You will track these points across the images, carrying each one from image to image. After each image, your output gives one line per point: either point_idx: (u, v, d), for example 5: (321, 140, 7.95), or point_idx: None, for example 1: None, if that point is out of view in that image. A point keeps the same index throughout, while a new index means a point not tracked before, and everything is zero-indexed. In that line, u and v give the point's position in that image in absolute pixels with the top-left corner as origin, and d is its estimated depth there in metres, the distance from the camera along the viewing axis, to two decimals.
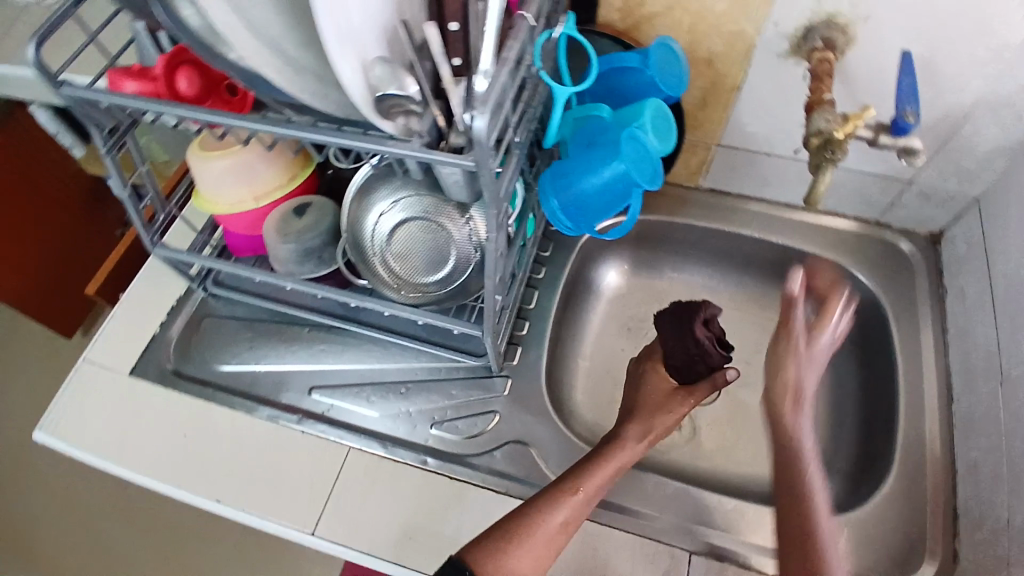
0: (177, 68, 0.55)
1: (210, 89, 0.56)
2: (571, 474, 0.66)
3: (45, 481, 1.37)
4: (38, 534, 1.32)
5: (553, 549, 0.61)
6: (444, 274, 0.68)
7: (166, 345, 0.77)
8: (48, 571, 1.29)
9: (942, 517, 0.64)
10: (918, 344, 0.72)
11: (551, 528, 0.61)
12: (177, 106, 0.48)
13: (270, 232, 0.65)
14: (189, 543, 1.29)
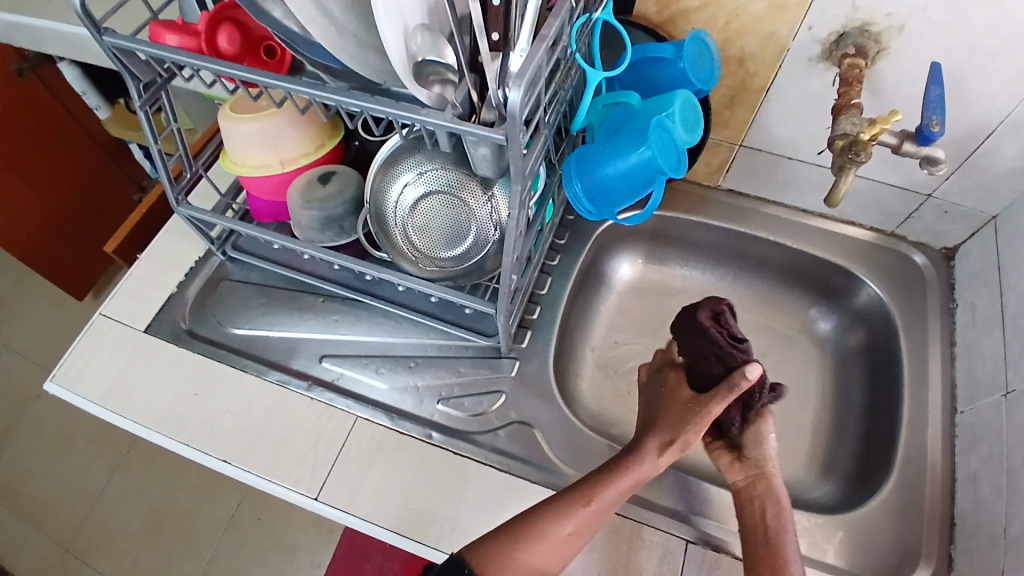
0: (219, 26, 0.61)
1: (248, 48, 0.62)
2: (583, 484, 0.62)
3: (107, 435, 1.54)
4: (104, 485, 1.48)
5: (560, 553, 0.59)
6: (461, 252, 0.67)
7: (182, 305, 0.83)
8: (110, 514, 1.45)
9: (939, 522, 0.70)
10: (925, 355, 0.79)
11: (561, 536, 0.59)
12: (222, 64, 0.54)
13: (295, 197, 0.71)
14: (216, 494, 1.46)
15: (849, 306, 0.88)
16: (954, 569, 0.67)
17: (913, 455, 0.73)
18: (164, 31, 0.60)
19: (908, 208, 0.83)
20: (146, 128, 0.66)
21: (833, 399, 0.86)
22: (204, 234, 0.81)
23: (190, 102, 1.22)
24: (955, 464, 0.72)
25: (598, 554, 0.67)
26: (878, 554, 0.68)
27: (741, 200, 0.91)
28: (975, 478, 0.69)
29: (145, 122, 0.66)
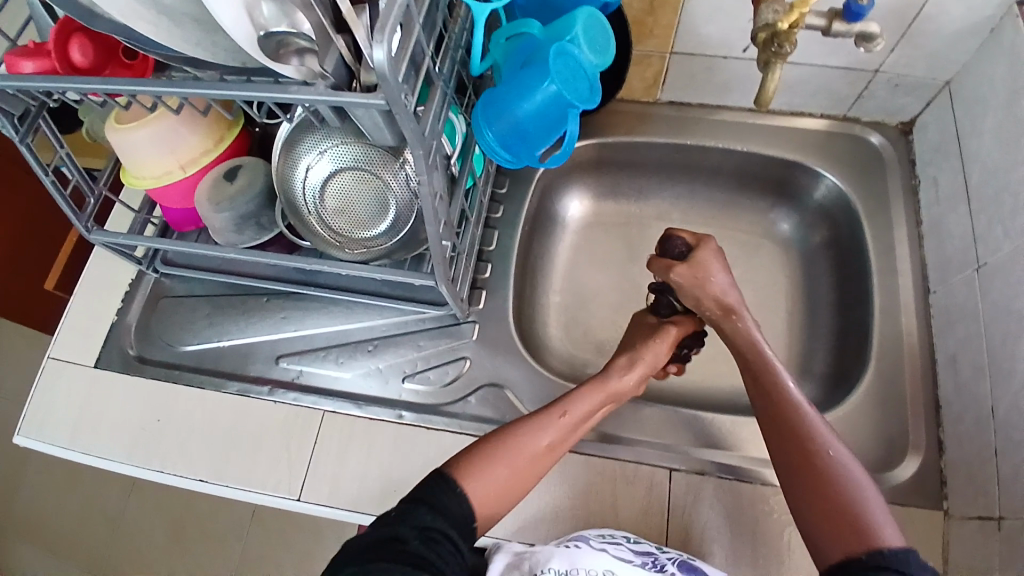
0: (69, 38, 0.54)
1: (106, 57, 0.56)
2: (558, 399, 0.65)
3: None
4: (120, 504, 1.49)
5: (535, 467, 0.60)
6: (387, 227, 0.62)
7: (127, 331, 0.80)
8: (134, 530, 1.47)
9: (924, 408, 0.69)
10: (892, 239, 0.77)
11: (538, 447, 0.61)
12: (75, 80, 0.48)
13: (202, 202, 0.67)
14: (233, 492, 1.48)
15: (811, 202, 0.85)
16: (943, 451, 0.67)
17: (890, 345, 0.72)
18: (19, 59, 0.54)
19: (858, 87, 0.78)
20: (33, 164, 0.61)
21: (807, 300, 0.83)
22: (128, 256, 0.77)
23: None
24: (933, 346, 0.71)
25: (589, 503, 0.66)
26: (866, 449, 0.68)
27: (684, 111, 0.86)
28: (954, 358, 0.68)
29: (31, 158, 0.61)
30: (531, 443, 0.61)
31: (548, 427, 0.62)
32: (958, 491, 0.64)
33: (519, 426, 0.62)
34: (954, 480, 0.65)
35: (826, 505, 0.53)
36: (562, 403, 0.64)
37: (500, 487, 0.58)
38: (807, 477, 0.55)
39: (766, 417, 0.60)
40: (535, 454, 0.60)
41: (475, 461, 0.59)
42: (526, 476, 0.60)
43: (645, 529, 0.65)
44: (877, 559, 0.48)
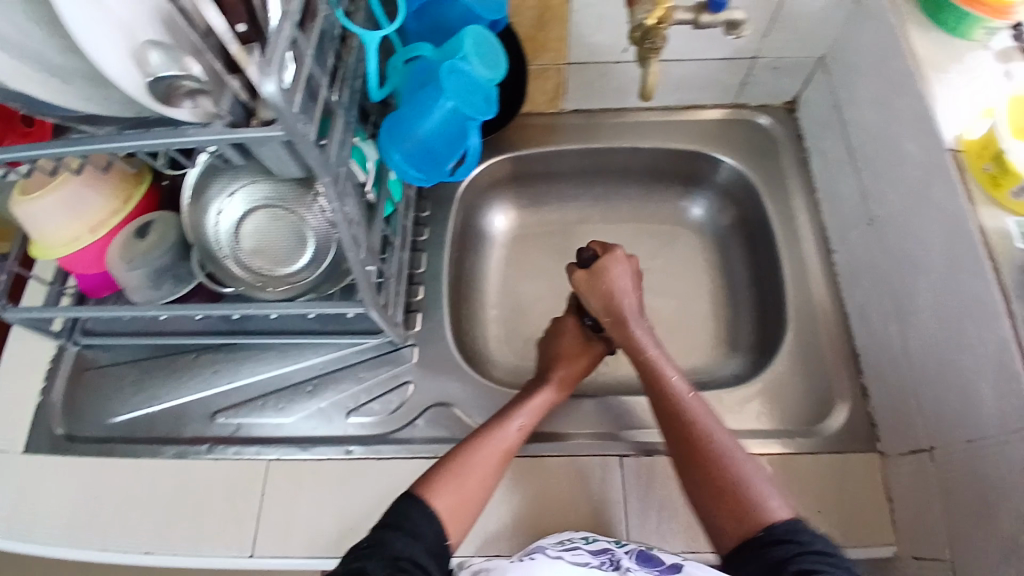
0: None
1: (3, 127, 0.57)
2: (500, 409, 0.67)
3: None
4: None
5: (491, 474, 0.61)
6: (308, 261, 0.62)
7: (52, 411, 0.76)
8: None
9: (845, 359, 0.74)
10: (793, 209, 0.82)
11: (492, 456, 0.62)
12: None
13: (112, 262, 0.66)
14: None
15: (716, 186, 0.90)
16: (869, 395, 0.72)
17: (804, 305, 0.77)
18: None
19: (740, 75, 0.84)
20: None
21: (728, 278, 0.88)
22: (42, 331, 0.73)
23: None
24: (843, 300, 0.77)
25: (550, 503, 0.67)
26: (794, 404, 0.73)
27: (588, 117, 0.90)
28: (864, 309, 0.73)
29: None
30: (485, 453, 0.62)
31: (495, 436, 0.64)
32: (888, 431, 0.69)
33: (466, 440, 0.63)
34: (883, 422, 0.69)
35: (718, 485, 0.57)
36: (513, 410, 0.66)
37: (465, 497, 0.59)
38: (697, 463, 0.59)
39: (659, 408, 0.64)
40: (488, 461, 0.62)
41: (433, 479, 0.59)
42: (485, 486, 0.61)
43: (609, 519, 0.66)
44: (777, 534, 0.53)
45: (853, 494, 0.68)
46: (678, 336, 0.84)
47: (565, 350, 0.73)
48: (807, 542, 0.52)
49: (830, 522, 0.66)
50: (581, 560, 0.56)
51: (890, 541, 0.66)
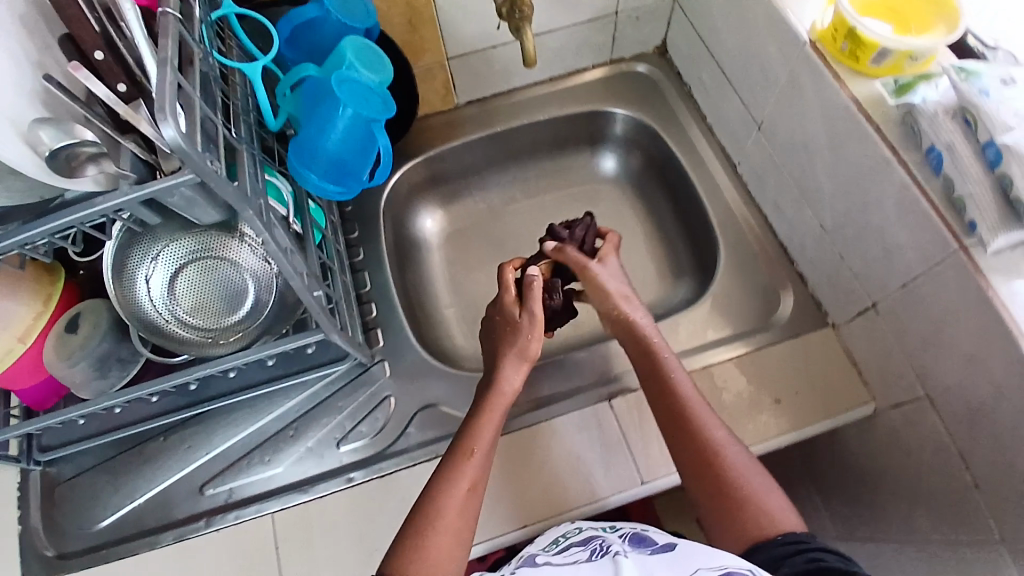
0: None
1: None
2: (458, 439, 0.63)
3: None
4: None
5: (466, 522, 0.58)
6: (251, 305, 0.62)
7: (34, 535, 0.72)
8: None
9: (775, 255, 0.79)
10: (690, 140, 0.88)
11: (460, 499, 0.58)
12: None
13: (50, 363, 0.63)
14: None
15: (619, 137, 0.94)
16: (806, 279, 0.76)
17: (727, 219, 0.82)
18: None
19: (608, 31, 0.89)
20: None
21: (653, 216, 0.92)
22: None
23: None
24: (757, 205, 0.82)
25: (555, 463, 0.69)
26: (744, 309, 0.77)
27: (483, 104, 0.92)
28: (777, 205, 0.78)
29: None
30: (453, 500, 0.58)
31: (469, 474, 0.60)
32: (834, 303, 0.73)
33: (435, 485, 0.60)
34: (826, 297, 0.74)
35: (727, 497, 0.58)
36: (480, 428, 0.63)
37: (448, 554, 0.56)
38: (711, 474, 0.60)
39: (667, 419, 0.64)
40: (465, 510, 0.58)
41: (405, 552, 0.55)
42: (465, 530, 0.58)
43: (615, 460, 0.68)
44: (783, 539, 0.54)
45: (821, 368, 0.72)
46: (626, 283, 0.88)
47: (504, 346, 0.69)
48: (808, 541, 0.53)
49: (808, 400, 0.70)
50: (568, 559, 0.56)
51: (866, 398, 0.71)
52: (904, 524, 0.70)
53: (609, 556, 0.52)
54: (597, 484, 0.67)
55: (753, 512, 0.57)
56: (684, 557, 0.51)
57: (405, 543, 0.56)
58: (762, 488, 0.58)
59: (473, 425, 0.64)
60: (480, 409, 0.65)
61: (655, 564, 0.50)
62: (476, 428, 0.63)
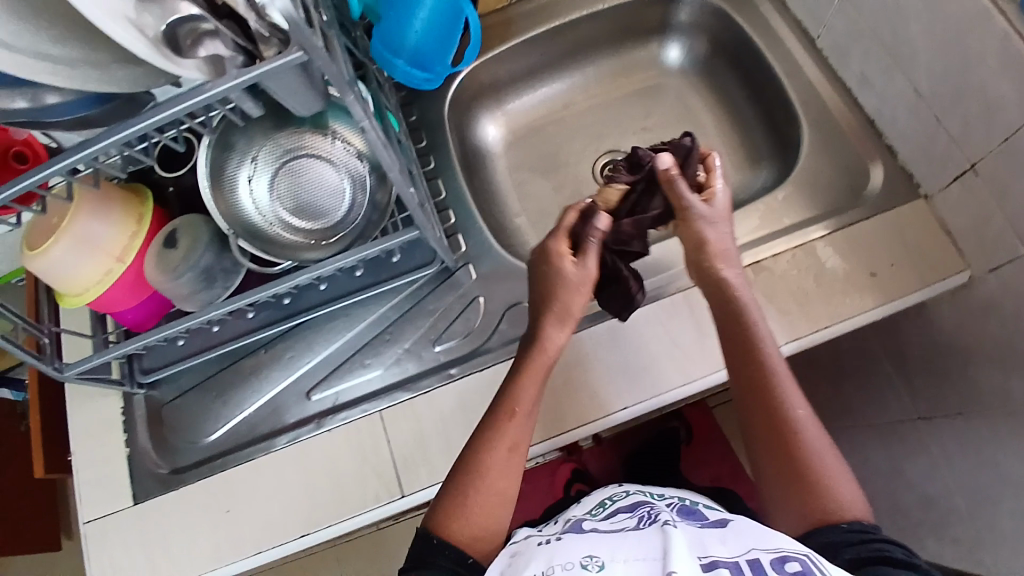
0: None
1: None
2: (498, 399, 0.62)
3: None
4: None
5: (510, 484, 0.59)
6: (348, 204, 0.62)
7: (145, 453, 0.75)
8: None
9: (862, 130, 0.73)
10: (762, 16, 0.80)
11: (499, 459, 0.59)
12: (10, 186, 0.48)
13: (152, 273, 0.63)
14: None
15: (684, 23, 0.87)
16: (899, 153, 0.71)
17: (810, 97, 0.76)
18: None
19: None
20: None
21: (726, 105, 0.87)
22: (104, 382, 0.72)
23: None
24: (840, 78, 0.75)
25: (642, 352, 0.69)
26: (833, 187, 0.73)
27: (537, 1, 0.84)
28: (864, 74, 0.71)
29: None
30: (494, 459, 0.59)
31: (512, 434, 0.60)
32: (925, 172, 0.69)
33: (471, 450, 0.60)
34: (918, 168, 0.69)
35: (799, 475, 0.55)
36: (521, 373, 0.61)
37: (485, 518, 0.57)
38: (785, 449, 0.57)
39: (745, 386, 0.60)
40: (505, 475, 0.59)
41: (445, 511, 0.57)
42: (503, 497, 0.58)
43: (710, 342, 0.68)
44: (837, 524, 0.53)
45: (917, 240, 0.69)
46: None
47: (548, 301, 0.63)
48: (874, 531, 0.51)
49: (907, 272, 0.68)
50: (615, 526, 0.63)
51: (961, 266, 0.67)
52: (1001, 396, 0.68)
53: (658, 523, 0.58)
54: (693, 366, 0.68)
55: (825, 497, 0.54)
56: (738, 534, 0.54)
57: (444, 504, 0.58)
58: (838, 473, 0.55)
59: (515, 383, 0.62)
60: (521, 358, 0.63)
61: (707, 537, 0.54)
62: (515, 389, 0.61)
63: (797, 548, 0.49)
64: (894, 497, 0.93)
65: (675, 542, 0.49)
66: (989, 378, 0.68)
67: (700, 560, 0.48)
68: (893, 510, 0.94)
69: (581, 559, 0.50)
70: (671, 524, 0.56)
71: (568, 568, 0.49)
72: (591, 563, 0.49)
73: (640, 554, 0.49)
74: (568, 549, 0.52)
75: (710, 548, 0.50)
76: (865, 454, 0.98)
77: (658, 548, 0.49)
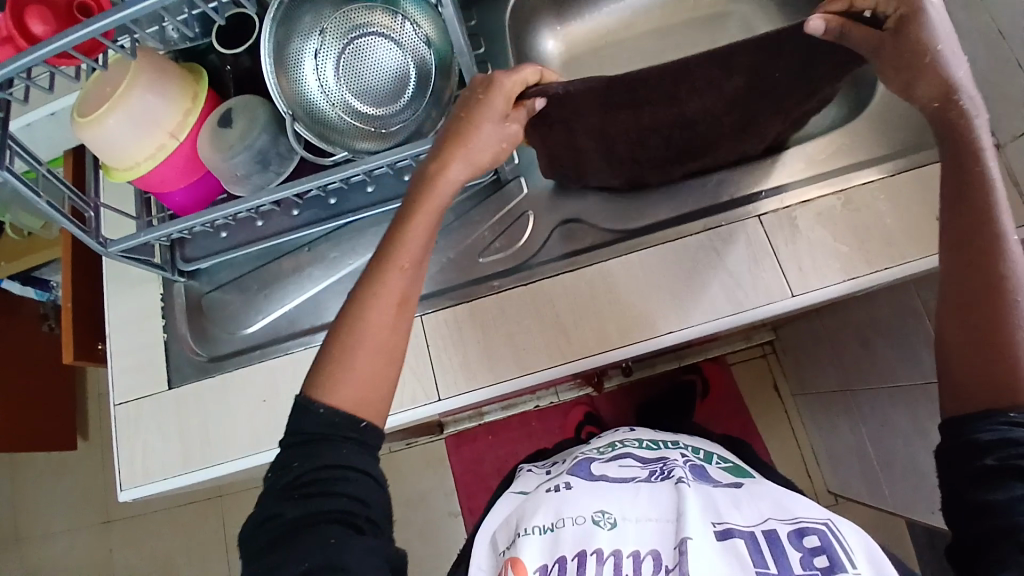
0: (25, 15, 0.52)
1: (64, 18, 0.54)
2: (384, 243, 0.52)
3: (169, 529, 1.40)
4: (214, 552, 1.37)
5: (399, 339, 0.51)
6: (411, 94, 0.60)
7: (182, 341, 0.75)
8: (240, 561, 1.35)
9: None
10: None
11: (385, 315, 0.50)
12: (91, 24, 0.46)
13: (208, 152, 0.62)
14: None
15: None
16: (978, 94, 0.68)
17: None
18: None
19: None
20: (24, 190, 0.54)
21: None
22: (147, 264, 0.71)
23: (27, 204, 1.09)
24: None
25: (690, 279, 0.68)
26: (904, 124, 0.70)
27: None
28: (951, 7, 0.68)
29: (19, 184, 0.53)
30: (379, 314, 0.50)
31: (394, 284, 0.51)
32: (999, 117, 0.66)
33: (357, 297, 0.51)
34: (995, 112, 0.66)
35: (990, 340, 0.46)
36: (406, 217, 0.52)
37: (371, 379, 0.49)
38: (990, 305, 0.46)
39: (959, 232, 0.48)
40: (388, 331, 0.50)
41: (331, 366, 0.49)
42: (399, 350, 0.51)
43: (761, 272, 0.67)
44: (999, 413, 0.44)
45: None
46: None
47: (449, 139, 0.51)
48: None
49: None
50: (625, 475, 0.63)
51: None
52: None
53: (671, 481, 0.59)
54: (744, 296, 0.67)
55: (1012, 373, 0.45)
56: (751, 499, 0.57)
57: (327, 364, 0.49)
58: None
59: (403, 222, 0.51)
60: (409, 199, 0.52)
61: (720, 497, 0.56)
62: (404, 232, 0.51)
63: (816, 514, 0.52)
64: (913, 459, 0.92)
65: (689, 502, 0.54)
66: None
67: (715, 525, 0.51)
68: (910, 471, 0.95)
69: (592, 514, 0.56)
70: (686, 482, 0.57)
71: (579, 522, 0.55)
72: (603, 520, 0.55)
73: (651, 514, 0.55)
74: (578, 502, 0.58)
75: (725, 513, 0.53)
76: (887, 413, 0.97)
77: (670, 509, 0.55)
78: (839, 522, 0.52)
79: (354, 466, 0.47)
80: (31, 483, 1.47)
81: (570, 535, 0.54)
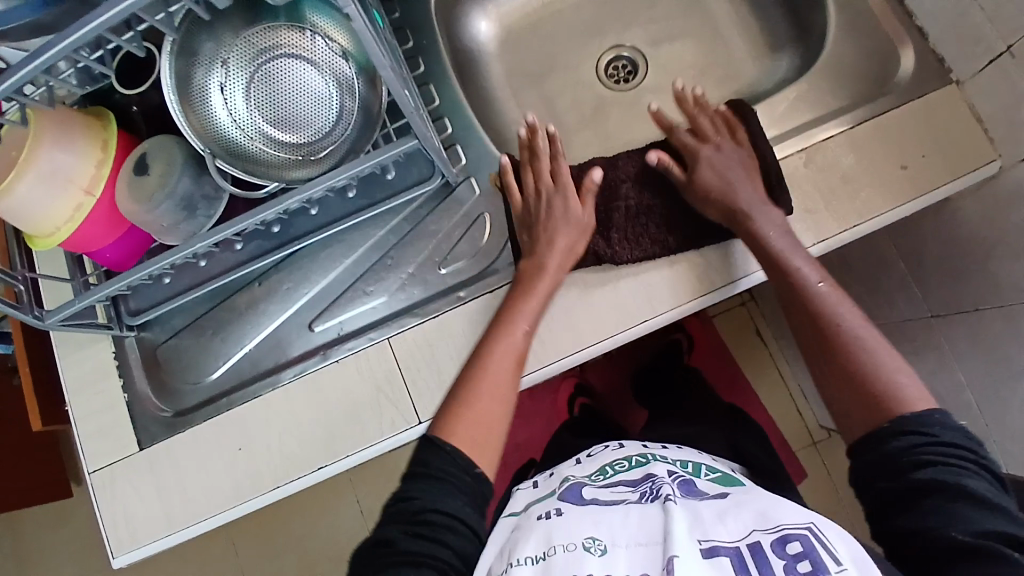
0: None
1: None
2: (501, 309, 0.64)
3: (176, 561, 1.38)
4: None
5: (511, 389, 0.61)
6: (336, 113, 0.55)
7: (145, 399, 0.72)
8: None
9: (894, 10, 0.69)
10: None
11: (505, 359, 0.62)
12: None
13: (127, 205, 0.58)
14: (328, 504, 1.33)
15: None
16: (929, 34, 0.67)
17: None
18: None
19: None
20: None
21: None
22: (92, 327, 0.67)
23: None
24: None
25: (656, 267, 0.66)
26: (858, 74, 0.69)
27: None
28: None
29: None
30: (502, 367, 0.61)
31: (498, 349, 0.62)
32: (957, 56, 0.65)
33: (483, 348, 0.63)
34: (950, 51, 0.65)
35: (856, 397, 0.54)
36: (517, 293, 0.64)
37: (488, 422, 0.59)
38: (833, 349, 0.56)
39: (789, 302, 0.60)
40: (497, 397, 0.60)
41: (455, 418, 0.59)
42: (509, 399, 0.61)
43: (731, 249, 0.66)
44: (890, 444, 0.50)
45: (948, 127, 0.65)
46: (714, 76, 0.82)
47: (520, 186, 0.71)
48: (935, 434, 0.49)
49: (936, 164, 0.64)
50: (615, 498, 0.59)
51: (991, 154, 0.63)
52: (1010, 291, 0.66)
53: (660, 499, 0.55)
54: (714, 276, 0.65)
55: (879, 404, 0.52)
56: (737, 508, 0.54)
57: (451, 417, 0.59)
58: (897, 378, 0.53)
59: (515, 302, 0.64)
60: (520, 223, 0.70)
61: (706, 511, 0.54)
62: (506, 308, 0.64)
63: (796, 519, 0.50)
64: None
65: (676, 522, 0.51)
66: (1005, 273, 0.66)
67: (701, 544, 0.49)
68: None
69: (582, 541, 0.52)
70: (672, 501, 0.54)
71: (571, 549, 0.50)
72: (593, 546, 0.51)
73: (642, 539, 0.52)
74: (569, 527, 0.54)
75: (710, 529, 0.51)
76: None
77: (657, 531, 0.52)
78: (821, 524, 0.51)
79: (450, 511, 0.52)
80: (29, 535, 1.44)
81: (561, 561, 0.50)
